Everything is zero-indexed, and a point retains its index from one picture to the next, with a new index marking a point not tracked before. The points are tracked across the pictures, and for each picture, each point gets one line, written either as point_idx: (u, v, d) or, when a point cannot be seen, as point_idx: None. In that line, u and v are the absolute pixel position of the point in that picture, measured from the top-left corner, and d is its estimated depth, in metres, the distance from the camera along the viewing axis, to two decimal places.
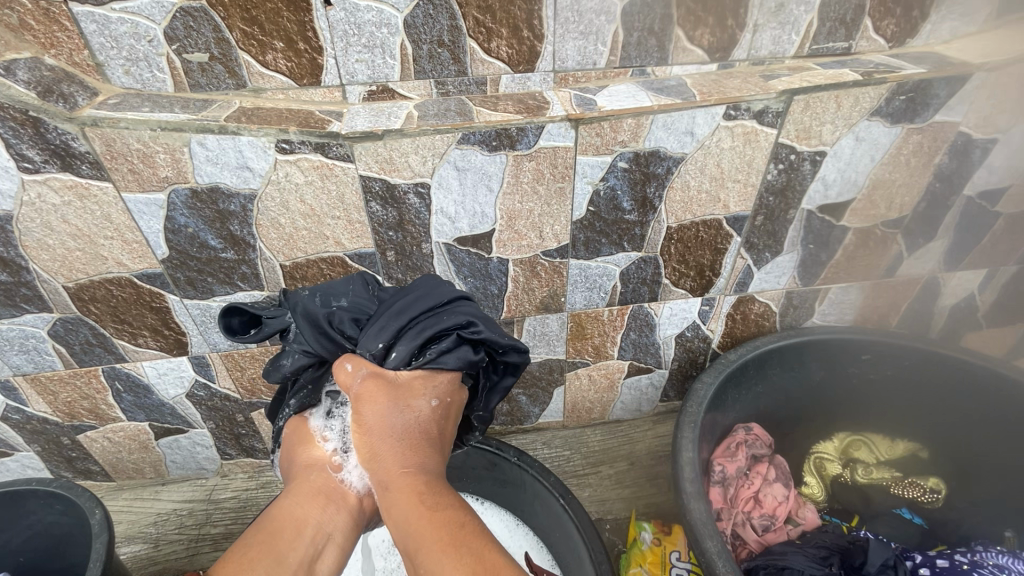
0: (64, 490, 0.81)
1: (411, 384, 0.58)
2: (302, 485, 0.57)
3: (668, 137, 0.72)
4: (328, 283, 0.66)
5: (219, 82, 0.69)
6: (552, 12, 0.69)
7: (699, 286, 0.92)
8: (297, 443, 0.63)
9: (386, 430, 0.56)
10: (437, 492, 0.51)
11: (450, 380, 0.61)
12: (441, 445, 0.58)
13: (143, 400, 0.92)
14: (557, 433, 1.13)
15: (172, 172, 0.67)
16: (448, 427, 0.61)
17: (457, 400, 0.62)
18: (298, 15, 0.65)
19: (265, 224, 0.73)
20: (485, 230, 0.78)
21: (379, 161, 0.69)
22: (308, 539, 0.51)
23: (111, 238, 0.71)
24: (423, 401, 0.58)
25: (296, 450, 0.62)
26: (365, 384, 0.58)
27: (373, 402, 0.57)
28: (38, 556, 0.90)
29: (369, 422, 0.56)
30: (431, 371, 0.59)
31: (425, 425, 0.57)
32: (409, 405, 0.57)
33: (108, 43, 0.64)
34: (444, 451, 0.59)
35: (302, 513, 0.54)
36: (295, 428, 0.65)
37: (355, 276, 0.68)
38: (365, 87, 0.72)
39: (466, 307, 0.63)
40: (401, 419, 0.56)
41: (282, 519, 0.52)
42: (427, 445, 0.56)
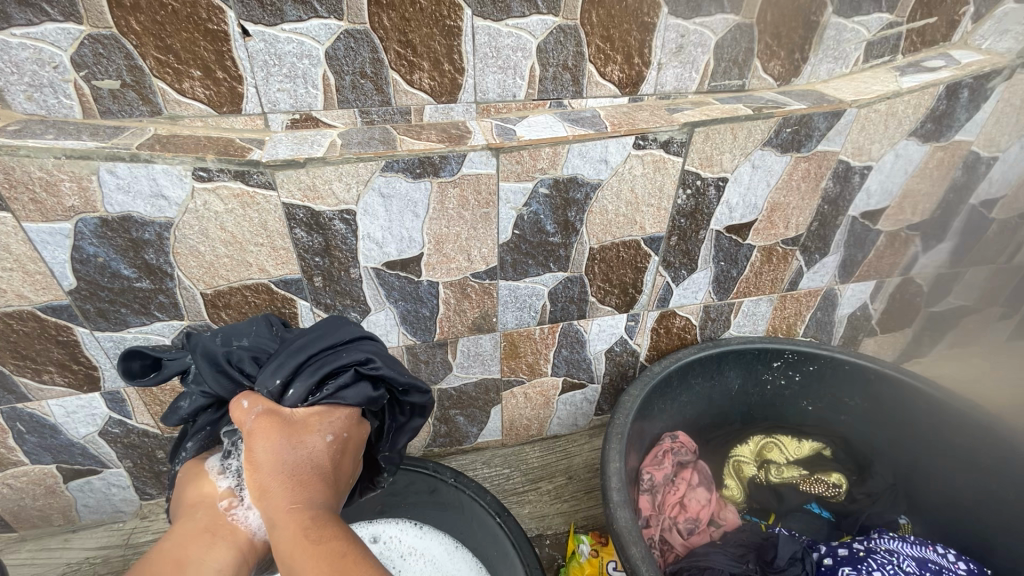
0: None
1: (307, 420, 0.58)
2: (189, 524, 0.55)
3: (584, 165, 0.77)
4: (233, 326, 0.66)
5: (132, 109, 0.68)
6: (471, 47, 0.72)
7: (623, 303, 0.97)
8: (192, 481, 0.60)
9: (275, 467, 0.54)
10: (322, 525, 0.50)
11: (348, 415, 0.61)
12: (335, 479, 0.57)
13: (49, 441, 0.86)
14: (496, 452, 1.14)
15: (79, 201, 0.64)
16: (346, 460, 0.60)
17: (357, 436, 0.62)
18: (215, 45, 0.65)
19: (184, 252, 0.71)
20: (413, 254, 0.80)
21: (302, 188, 0.69)
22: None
23: (11, 270, 0.68)
24: (317, 435, 0.57)
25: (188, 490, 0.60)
26: (259, 421, 0.57)
27: (265, 439, 0.55)
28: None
29: (258, 460, 0.54)
30: (329, 407, 0.60)
31: (318, 459, 0.56)
32: (302, 440, 0.56)
33: (7, 68, 0.62)
34: (339, 485, 0.58)
35: (186, 553, 0.52)
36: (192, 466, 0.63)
37: (260, 318, 0.68)
38: (288, 115, 0.73)
39: (366, 344, 0.65)
40: (292, 453, 0.55)
41: (160, 560, 0.50)
42: (318, 479, 0.55)
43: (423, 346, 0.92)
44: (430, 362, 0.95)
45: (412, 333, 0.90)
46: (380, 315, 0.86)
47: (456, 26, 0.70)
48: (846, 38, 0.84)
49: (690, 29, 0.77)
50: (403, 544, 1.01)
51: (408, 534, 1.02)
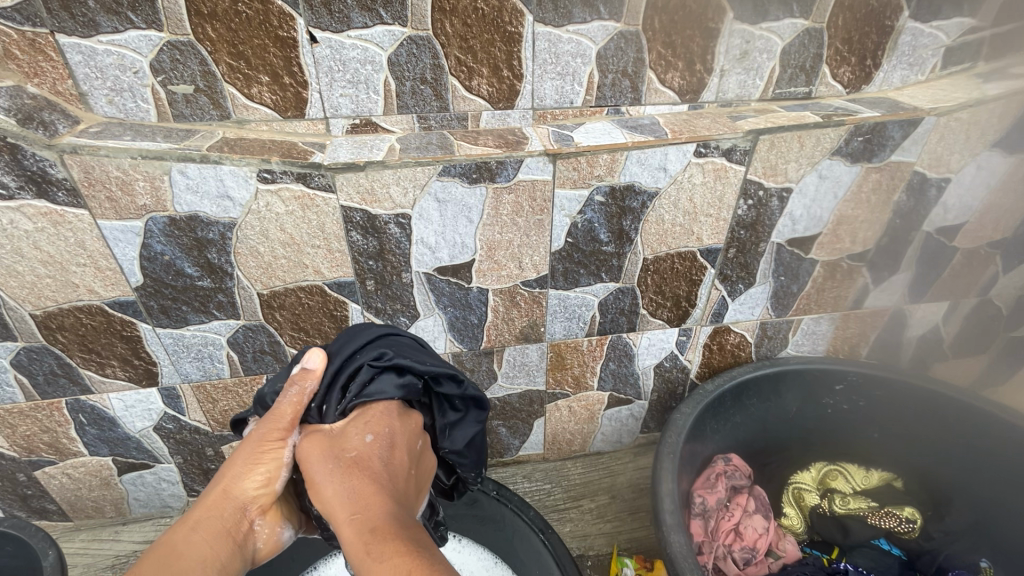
0: (17, 530, 0.75)
1: (346, 429, 0.58)
2: (216, 518, 0.52)
3: (642, 172, 0.75)
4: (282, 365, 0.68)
5: (203, 113, 0.70)
6: (531, 53, 0.72)
7: (676, 316, 0.94)
8: (246, 460, 0.55)
9: (327, 482, 0.52)
10: (383, 538, 0.45)
11: (384, 409, 0.59)
12: (393, 482, 0.54)
13: (107, 433, 0.89)
14: (537, 466, 1.12)
15: (151, 201, 0.67)
16: (400, 455, 0.57)
17: (403, 432, 0.59)
18: (284, 51, 0.67)
19: (244, 253, 0.73)
20: (465, 259, 0.79)
21: (360, 191, 0.70)
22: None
23: (83, 266, 0.70)
24: (359, 438, 0.56)
25: (234, 466, 0.56)
26: (304, 444, 0.57)
27: (311, 459, 0.55)
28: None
29: (311, 479, 0.54)
30: (362, 408, 0.59)
31: (367, 462, 0.54)
32: (344, 450, 0.55)
33: (93, 73, 0.65)
34: (400, 485, 0.55)
35: (209, 556, 0.50)
36: (267, 435, 0.57)
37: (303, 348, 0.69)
38: (349, 121, 0.74)
39: (382, 342, 0.64)
40: (339, 463, 0.54)
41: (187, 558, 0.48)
42: (373, 484, 0.52)
43: (470, 354, 0.91)
44: (475, 370, 0.94)
45: (459, 340, 0.89)
46: (428, 320, 0.86)
47: (517, 32, 0.70)
48: (922, 43, 0.80)
49: (756, 35, 0.75)
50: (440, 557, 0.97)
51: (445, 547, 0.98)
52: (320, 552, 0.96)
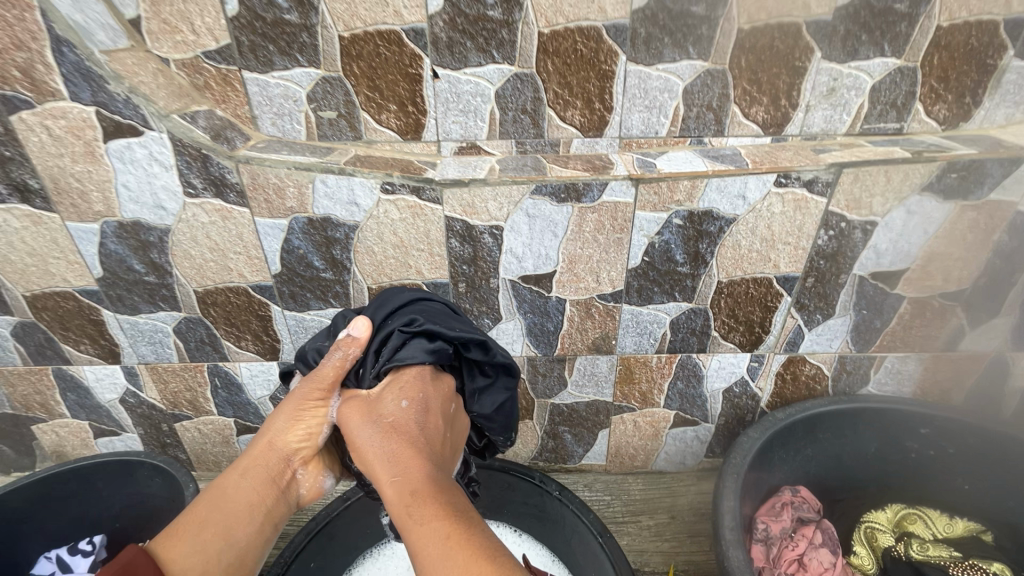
0: (167, 465, 0.92)
1: (382, 394, 0.66)
2: (262, 467, 0.66)
3: (721, 199, 0.80)
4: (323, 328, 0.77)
5: (342, 134, 0.84)
6: (621, 89, 0.80)
7: (749, 341, 0.95)
8: (289, 415, 0.67)
9: (368, 445, 0.61)
10: (421, 500, 0.53)
11: (415, 373, 0.67)
12: (427, 443, 0.61)
13: (234, 397, 1.05)
14: (598, 477, 1.16)
15: (296, 204, 0.81)
16: (433, 419, 0.65)
17: (434, 396, 0.67)
18: (411, 86, 0.80)
19: (362, 251, 0.86)
20: (547, 270, 0.88)
21: (463, 204, 0.80)
22: (257, 525, 0.63)
23: (239, 254, 0.86)
24: (394, 402, 0.64)
25: (277, 422, 0.67)
26: (348, 407, 0.66)
27: (354, 421, 0.64)
28: (125, 525, 1.00)
29: (355, 440, 0.62)
30: (395, 372, 0.67)
31: (403, 425, 0.62)
32: (382, 415, 0.63)
33: (263, 101, 0.81)
34: (434, 445, 0.62)
35: (255, 501, 0.64)
36: (310, 396, 0.66)
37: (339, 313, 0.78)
38: (457, 144, 0.85)
39: (413, 308, 0.72)
40: (378, 427, 0.62)
41: (237, 503, 0.63)
42: (410, 449, 0.59)
43: (544, 359, 0.99)
44: (547, 376, 1.01)
45: (535, 345, 0.97)
46: (509, 324, 0.94)
47: (610, 70, 0.78)
48: None
49: (844, 73, 0.78)
50: None
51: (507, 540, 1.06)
52: (393, 531, 1.04)
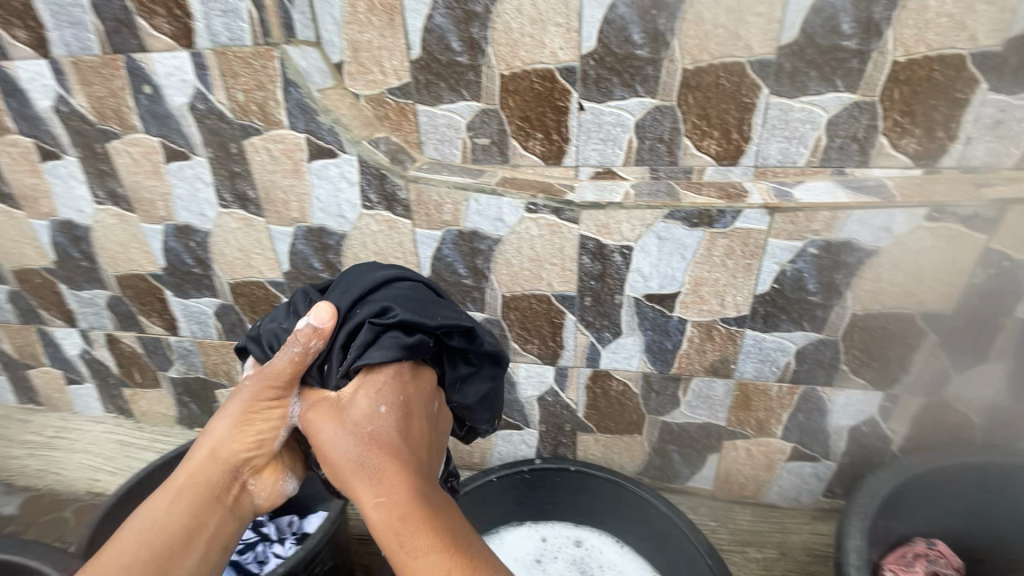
0: None
1: (357, 396, 0.70)
2: (206, 483, 0.70)
3: (862, 231, 0.80)
4: (287, 307, 0.80)
5: (491, 158, 0.95)
6: (761, 120, 0.82)
7: (882, 378, 0.92)
8: (241, 423, 0.72)
9: (346, 456, 0.65)
10: (411, 523, 0.59)
11: (389, 372, 0.71)
12: (407, 451, 0.67)
13: None
14: (704, 501, 1.15)
15: (451, 217, 0.93)
16: (411, 421, 0.70)
17: (412, 396, 0.72)
18: (558, 117, 0.89)
19: (501, 262, 0.95)
20: (672, 290, 0.92)
21: (598, 225, 0.87)
22: (203, 544, 0.68)
23: (397, 259, 0.99)
24: (369, 408, 0.68)
25: (222, 436, 0.72)
26: (322, 410, 0.71)
27: (329, 428, 0.68)
28: None
29: (332, 448, 0.67)
30: (368, 369, 0.71)
31: (382, 434, 0.67)
32: (358, 425, 0.67)
33: (430, 129, 0.94)
34: (415, 450, 0.68)
35: (200, 520, 0.69)
36: (263, 400, 0.72)
37: (303, 291, 0.81)
38: (594, 169, 0.92)
39: (382, 296, 0.75)
40: (357, 438, 0.66)
41: (179, 526, 0.67)
42: (390, 462, 0.64)
43: (659, 376, 1.02)
44: (661, 393, 1.04)
45: (651, 362, 1.01)
46: (627, 340, 0.99)
47: (751, 102, 0.81)
48: None
49: (1013, 105, 0.75)
50: (604, 556, 1.09)
51: (609, 549, 1.10)
52: (503, 520, 1.11)
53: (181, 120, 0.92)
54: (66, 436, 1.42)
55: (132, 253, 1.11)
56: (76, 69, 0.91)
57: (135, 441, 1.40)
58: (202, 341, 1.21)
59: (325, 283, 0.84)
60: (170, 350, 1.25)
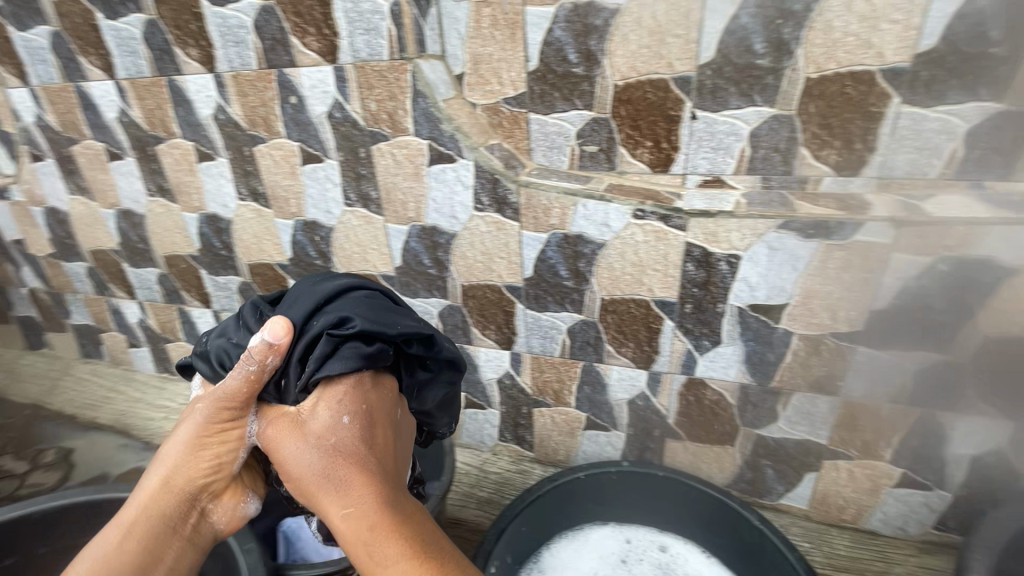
0: None
1: (318, 408, 0.73)
2: (166, 510, 0.77)
3: (1002, 248, 0.78)
4: (241, 320, 0.84)
5: (598, 164, 0.97)
6: (890, 130, 0.80)
7: (1013, 408, 0.88)
8: (199, 445, 0.78)
9: (310, 470, 0.70)
10: (382, 532, 0.66)
11: (349, 383, 0.74)
12: (373, 459, 0.71)
13: (470, 375, 1.23)
14: (797, 521, 1.11)
15: (558, 221, 0.97)
16: (374, 432, 0.73)
17: (374, 406, 0.75)
18: (669, 126, 0.90)
19: (604, 266, 0.98)
20: (779, 301, 0.90)
21: (706, 233, 0.88)
22: (166, 564, 0.78)
23: (502, 259, 1.05)
24: (332, 420, 0.72)
25: (179, 464, 0.78)
26: (285, 424, 0.75)
27: (291, 441, 0.73)
28: None
29: (298, 459, 0.72)
30: (327, 381, 0.74)
31: (344, 445, 0.71)
32: (321, 438, 0.71)
33: (541, 136, 0.98)
34: (379, 457, 0.73)
35: (162, 546, 0.77)
36: (221, 422, 0.77)
37: (257, 303, 0.84)
38: (702, 177, 0.93)
39: (344, 309, 0.78)
40: (321, 451, 0.71)
41: (144, 554, 0.76)
42: (355, 473, 0.69)
43: (757, 388, 1.00)
44: (757, 406, 1.02)
45: (750, 373, 0.99)
46: (726, 349, 0.99)
47: (879, 111, 0.79)
48: None
49: None
50: (689, 564, 1.09)
51: (694, 557, 1.10)
52: (588, 517, 1.13)
53: (319, 127, 1.03)
54: None
55: (264, 245, 1.25)
56: (235, 82, 1.04)
57: None
58: None
59: (276, 297, 0.87)
60: None
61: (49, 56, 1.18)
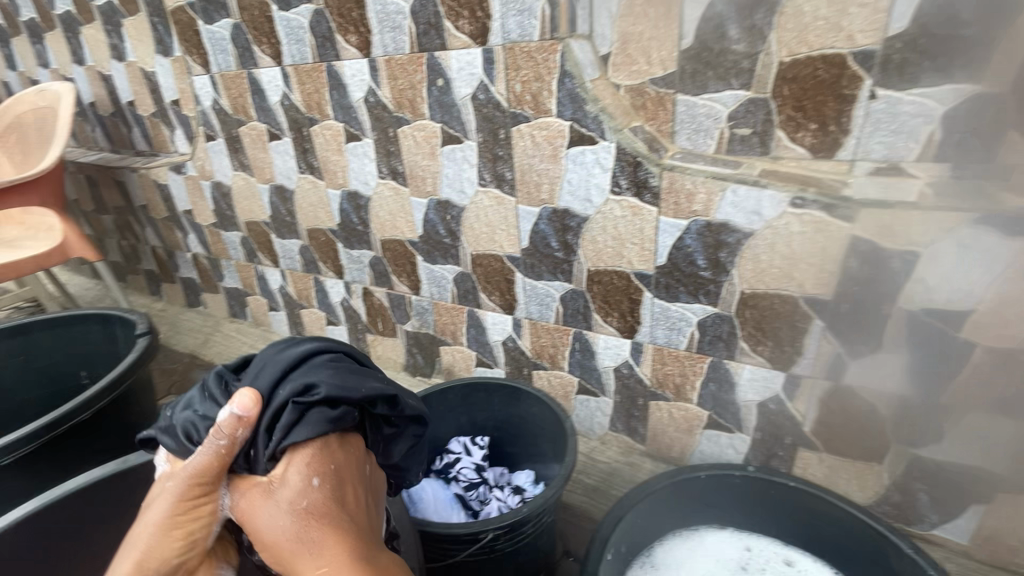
0: (547, 399, 1.07)
1: (286, 473, 0.59)
2: None
3: None
4: (196, 391, 0.69)
5: (750, 149, 0.90)
6: None
7: None
8: (167, 522, 0.57)
9: (281, 540, 0.57)
10: None
11: (315, 449, 0.61)
12: (349, 524, 0.59)
13: (586, 362, 1.22)
14: (953, 556, 0.99)
15: (702, 207, 0.93)
16: (348, 493, 0.61)
17: (344, 465, 0.63)
18: (841, 105, 0.81)
19: (748, 257, 0.93)
20: (964, 307, 0.81)
21: (878, 226, 0.81)
22: None
23: (635, 245, 1.02)
24: (298, 485, 0.58)
25: (147, 543, 0.56)
26: (246, 497, 0.60)
27: (255, 514, 0.59)
28: (499, 435, 1.21)
29: (263, 531, 0.58)
30: (292, 449, 0.60)
31: (319, 506, 0.58)
32: (290, 503, 0.58)
33: (687, 118, 0.92)
34: (357, 520, 0.60)
35: None
36: (184, 496, 0.58)
37: (209, 373, 0.70)
38: (875, 164, 0.83)
39: (311, 371, 0.65)
40: (292, 515, 0.57)
41: None
42: (330, 537, 0.57)
43: (921, 403, 0.90)
44: (917, 423, 0.92)
45: (914, 386, 0.89)
46: (887, 357, 0.89)
47: None
48: None
49: None
50: None
51: None
52: (705, 518, 1.08)
53: (463, 109, 1.07)
54: None
55: (398, 222, 1.32)
56: (388, 66, 1.11)
57: None
58: (437, 302, 1.39)
59: (241, 362, 0.73)
60: (410, 307, 1.46)
61: (229, 47, 1.33)
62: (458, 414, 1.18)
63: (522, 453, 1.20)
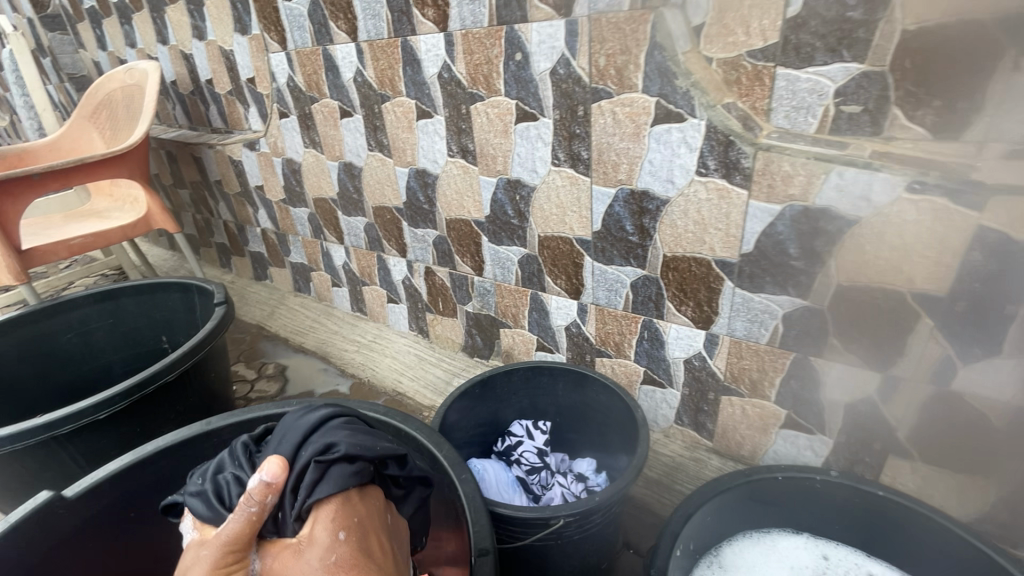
0: (618, 387, 1.04)
1: (313, 531, 0.55)
2: None
3: None
4: (225, 458, 0.65)
5: (859, 129, 0.80)
6: None
7: None
8: None
9: None
10: None
11: (338, 504, 0.58)
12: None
13: (654, 351, 1.17)
14: None
15: (800, 192, 0.86)
16: (374, 547, 0.58)
17: (368, 516, 0.59)
18: (973, 78, 0.70)
19: (849, 247, 0.86)
20: None
21: (1013, 215, 0.73)
22: None
23: (718, 230, 0.97)
24: (327, 542, 0.55)
25: None
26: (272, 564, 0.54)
27: None
28: (564, 419, 1.19)
29: None
30: (315, 508, 0.57)
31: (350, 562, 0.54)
32: (320, 560, 0.53)
33: (786, 94, 0.83)
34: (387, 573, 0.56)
35: None
36: (219, 565, 0.52)
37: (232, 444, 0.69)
38: (1011, 147, 0.71)
39: (327, 433, 0.64)
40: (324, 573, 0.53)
41: None
42: None
43: None
44: None
45: None
46: (1009, 363, 0.81)
47: None
48: None
49: None
50: None
51: None
52: (779, 520, 1.02)
53: (540, 84, 1.03)
54: (379, 342, 1.77)
55: (465, 201, 1.31)
56: (464, 40, 1.09)
57: (429, 357, 1.65)
58: (500, 284, 1.37)
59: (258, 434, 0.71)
60: (472, 288, 1.45)
61: (306, 23, 1.34)
62: (520, 398, 1.17)
63: (587, 437, 1.18)
